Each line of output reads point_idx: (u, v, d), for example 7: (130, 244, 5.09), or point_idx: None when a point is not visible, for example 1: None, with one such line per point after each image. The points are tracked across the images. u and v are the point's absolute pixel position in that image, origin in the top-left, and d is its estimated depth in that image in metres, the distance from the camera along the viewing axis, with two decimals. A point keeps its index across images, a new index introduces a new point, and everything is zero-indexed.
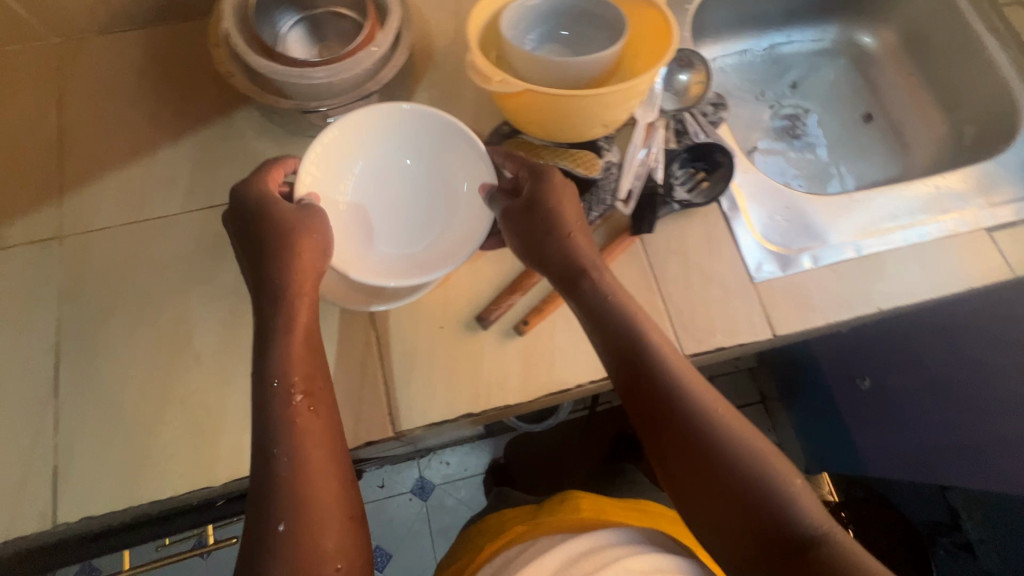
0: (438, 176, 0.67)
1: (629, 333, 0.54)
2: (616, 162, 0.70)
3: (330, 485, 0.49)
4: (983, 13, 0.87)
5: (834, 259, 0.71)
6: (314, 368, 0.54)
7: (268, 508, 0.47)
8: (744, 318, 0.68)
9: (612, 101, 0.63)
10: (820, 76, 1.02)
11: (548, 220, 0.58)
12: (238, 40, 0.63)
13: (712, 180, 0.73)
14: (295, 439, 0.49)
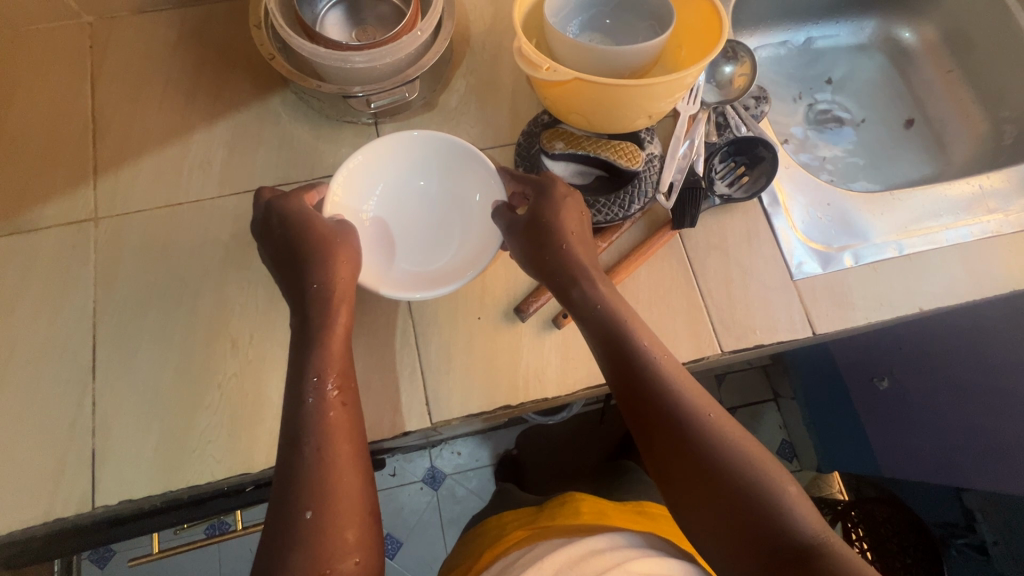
0: (453, 197, 0.64)
1: (633, 342, 0.54)
2: (658, 154, 0.69)
3: (356, 478, 0.48)
4: None
5: (876, 258, 0.70)
6: (347, 368, 0.53)
7: (296, 496, 0.46)
8: (784, 315, 0.67)
9: (658, 94, 0.60)
10: (858, 72, 1.01)
11: (551, 227, 0.57)
12: (280, 20, 0.61)
13: (753, 175, 0.72)
14: (323, 430, 0.49)
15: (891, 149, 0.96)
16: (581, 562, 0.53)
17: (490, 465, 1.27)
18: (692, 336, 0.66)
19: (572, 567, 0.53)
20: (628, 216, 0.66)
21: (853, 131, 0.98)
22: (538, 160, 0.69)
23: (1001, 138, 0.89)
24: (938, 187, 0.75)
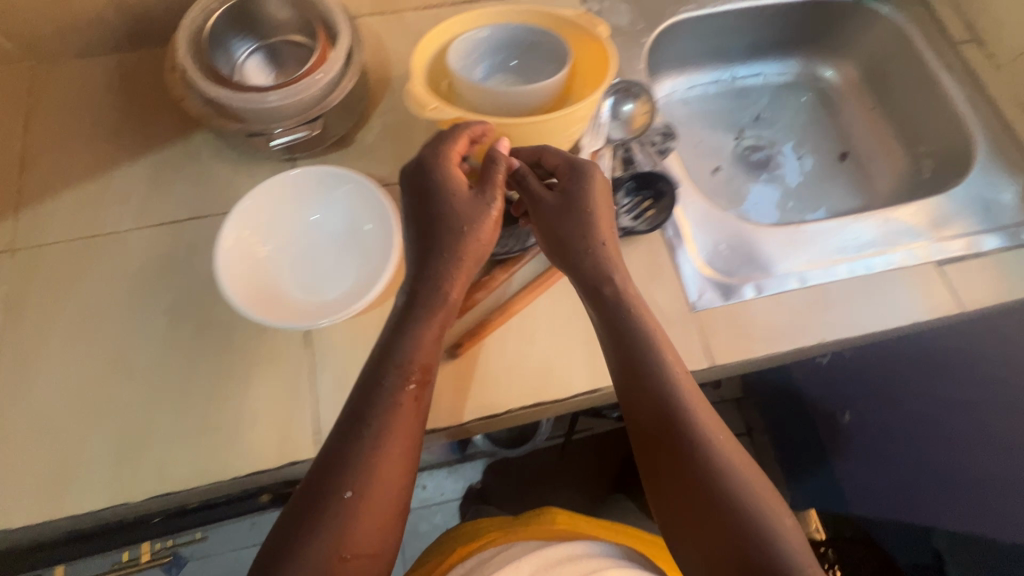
0: (344, 227, 0.65)
1: (647, 340, 0.56)
2: None
3: (396, 478, 0.50)
4: (939, 51, 0.89)
5: (778, 289, 0.70)
6: (433, 361, 0.55)
7: (332, 479, 0.49)
8: (682, 345, 0.67)
9: (558, 129, 0.66)
10: (784, 112, 1.02)
11: (581, 228, 0.60)
12: (191, 69, 0.64)
13: (658, 208, 0.73)
14: (390, 419, 0.51)
15: (816, 185, 0.97)
16: (558, 566, 0.56)
17: (455, 499, 1.26)
18: (588, 365, 0.66)
19: (550, 569, 0.56)
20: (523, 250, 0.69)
21: (781, 167, 0.99)
22: None
23: (921, 171, 0.91)
24: (843, 220, 0.77)
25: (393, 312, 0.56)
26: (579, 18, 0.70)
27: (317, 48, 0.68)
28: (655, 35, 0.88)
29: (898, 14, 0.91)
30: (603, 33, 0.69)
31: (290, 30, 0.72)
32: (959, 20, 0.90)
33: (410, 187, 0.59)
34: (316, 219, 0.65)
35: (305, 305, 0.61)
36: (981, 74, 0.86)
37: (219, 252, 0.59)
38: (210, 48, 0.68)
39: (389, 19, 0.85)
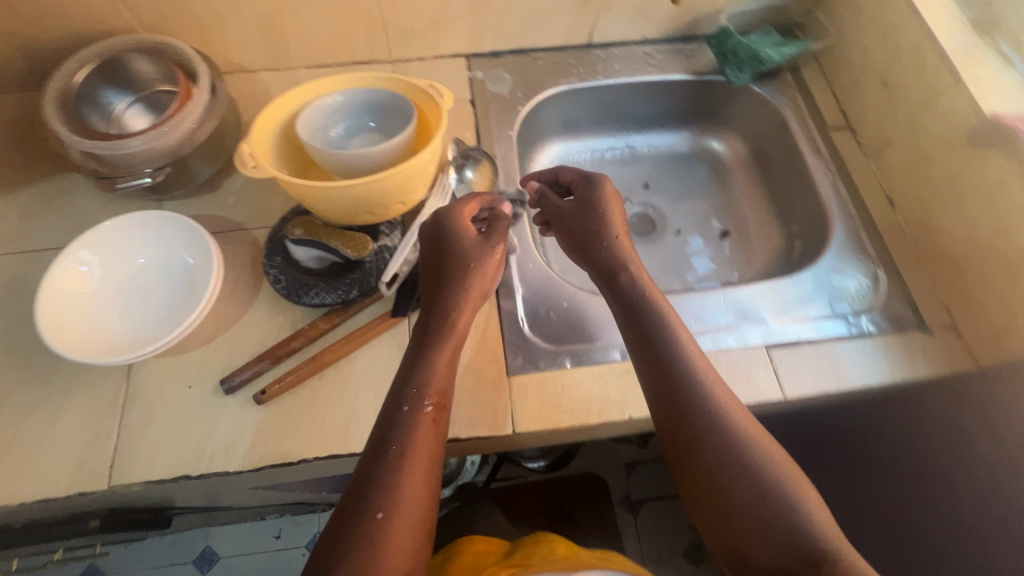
0: (171, 267, 0.69)
1: (666, 339, 0.60)
2: (391, 246, 0.73)
3: (425, 463, 0.54)
4: (811, 136, 0.91)
5: (596, 361, 0.72)
6: (445, 380, 0.59)
7: (389, 485, 0.51)
8: (490, 410, 0.68)
9: (402, 182, 0.69)
10: (672, 183, 1.04)
11: (598, 221, 0.69)
12: (61, 130, 0.69)
13: None
14: (409, 431, 0.55)
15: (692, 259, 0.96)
16: None
17: None
18: None
19: None
20: (347, 303, 0.70)
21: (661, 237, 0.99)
22: (280, 242, 0.73)
23: (793, 250, 0.92)
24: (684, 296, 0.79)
25: (415, 337, 0.62)
26: (422, 85, 0.76)
27: (180, 87, 0.74)
28: (534, 104, 0.93)
29: (776, 97, 0.94)
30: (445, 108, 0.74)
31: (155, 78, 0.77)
32: (834, 107, 0.92)
33: (432, 248, 0.67)
34: (143, 261, 0.69)
35: (135, 341, 0.64)
36: (850, 160, 0.88)
37: (42, 303, 0.61)
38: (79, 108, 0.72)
39: (282, 74, 0.91)
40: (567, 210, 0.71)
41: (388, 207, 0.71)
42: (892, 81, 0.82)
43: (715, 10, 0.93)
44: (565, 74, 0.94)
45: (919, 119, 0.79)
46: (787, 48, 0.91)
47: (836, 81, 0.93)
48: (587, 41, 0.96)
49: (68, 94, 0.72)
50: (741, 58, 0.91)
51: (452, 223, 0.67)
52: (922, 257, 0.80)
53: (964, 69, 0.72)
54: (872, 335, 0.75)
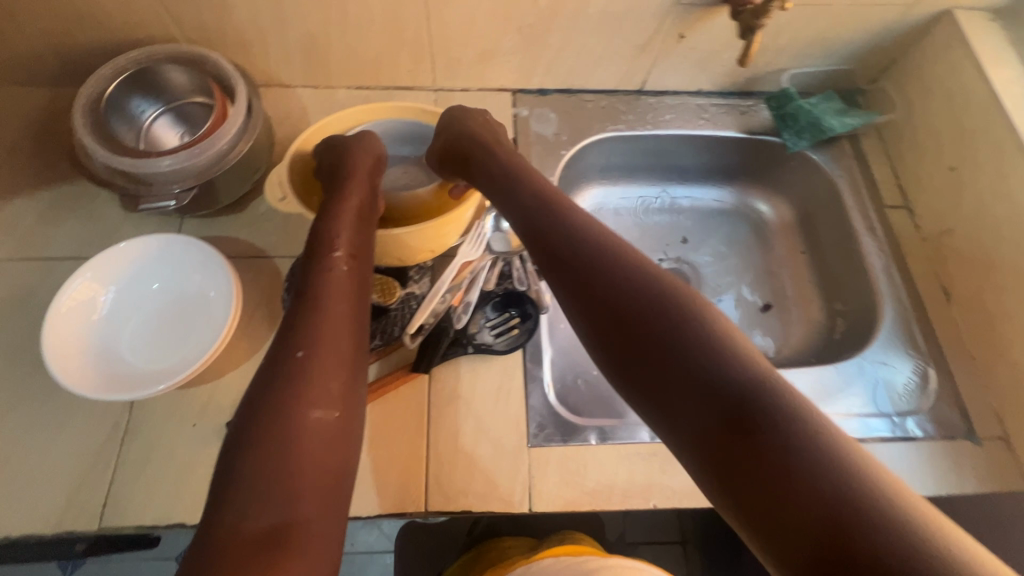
0: (188, 295, 0.66)
1: (593, 267, 0.48)
2: (419, 294, 0.70)
3: (342, 350, 0.52)
4: (865, 212, 0.86)
5: (623, 439, 0.67)
6: (333, 308, 0.54)
7: (298, 384, 0.49)
8: (506, 483, 0.64)
9: (436, 233, 0.66)
10: (710, 242, 0.99)
11: (477, 141, 0.66)
12: (89, 142, 0.66)
13: (522, 329, 0.72)
14: (285, 366, 0.49)
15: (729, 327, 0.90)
16: None
17: None
18: (401, 486, 0.63)
19: None
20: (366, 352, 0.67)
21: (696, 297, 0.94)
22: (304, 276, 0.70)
23: (834, 329, 0.87)
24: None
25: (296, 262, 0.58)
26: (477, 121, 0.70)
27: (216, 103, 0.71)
28: (578, 149, 0.89)
29: (831, 166, 0.89)
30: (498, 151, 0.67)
31: (191, 91, 0.75)
32: (892, 184, 0.88)
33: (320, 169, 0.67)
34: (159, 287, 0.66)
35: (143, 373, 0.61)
36: (904, 244, 0.83)
37: (48, 327, 0.58)
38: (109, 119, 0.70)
39: (321, 93, 0.88)
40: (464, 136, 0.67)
41: (418, 255, 0.68)
42: (961, 167, 0.78)
43: (777, 69, 0.89)
44: (614, 120, 0.91)
45: (990, 213, 0.74)
46: (850, 118, 0.87)
47: (896, 156, 0.88)
48: (640, 87, 0.91)
49: (98, 102, 0.69)
50: (801, 125, 0.88)
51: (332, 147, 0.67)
52: (976, 358, 0.75)
53: None
54: (918, 439, 0.70)
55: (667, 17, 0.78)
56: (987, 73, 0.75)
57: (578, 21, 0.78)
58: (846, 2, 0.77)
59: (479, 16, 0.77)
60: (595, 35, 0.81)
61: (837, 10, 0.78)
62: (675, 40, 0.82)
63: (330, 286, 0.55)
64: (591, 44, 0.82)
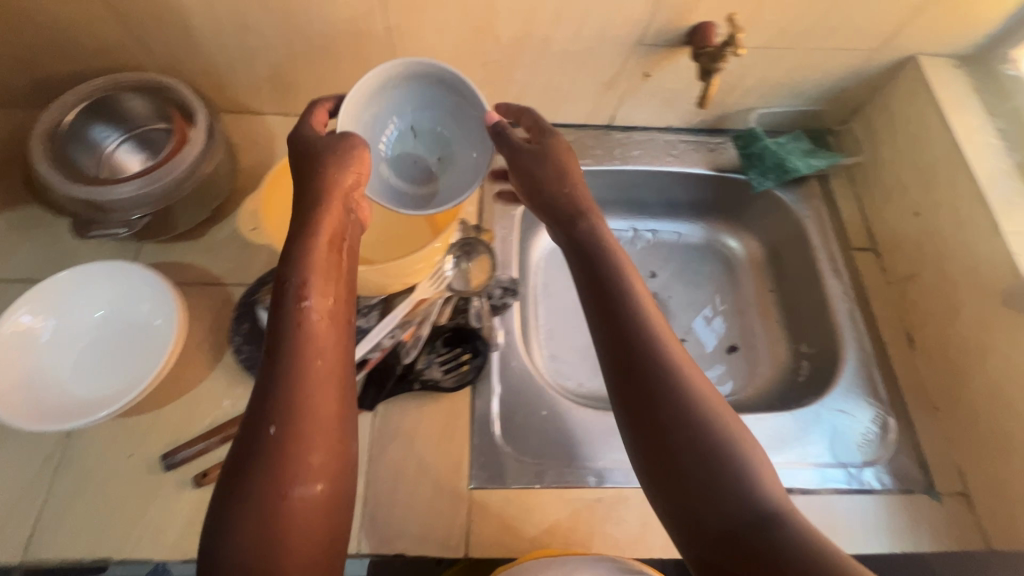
0: (132, 322, 0.66)
1: (636, 327, 0.53)
2: (366, 328, 0.70)
3: (325, 414, 0.48)
4: (831, 254, 0.85)
5: (569, 482, 0.66)
6: (293, 371, 0.48)
7: (279, 463, 0.45)
8: (444, 526, 0.62)
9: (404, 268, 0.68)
10: (677, 280, 0.97)
11: (557, 171, 0.63)
12: (49, 172, 0.66)
13: (472, 366, 0.71)
14: (260, 448, 0.45)
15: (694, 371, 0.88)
16: None
17: None
18: None
19: None
20: None
21: None
22: (256, 307, 0.70)
23: (799, 372, 0.85)
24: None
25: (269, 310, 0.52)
26: None
27: (176, 128, 0.72)
28: None
29: (800, 206, 0.89)
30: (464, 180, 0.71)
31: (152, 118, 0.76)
32: (860, 226, 0.87)
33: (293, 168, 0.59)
34: (103, 314, 0.66)
35: (85, 403, 0.60)
36: (869, 288, 0.82)
37: None
38: (69, 148, 0.70)
39: (291, 121, 0.89)
40: (516, 146, 0.63)
41: (383, 287, 0.70)
42: (924, 214, 0.77)
43: (745, 108, 0.89)
44: (582, 154, 0.91)
45: (951, 260, 0.73)
46: (815, 159, 0.86)
47: (864, 198, 0.87)
48: (609, 122, 0.91)
49: (58, 132, 0.70)
50: (767, 164, 0.87)
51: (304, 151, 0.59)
52: (939, 409, 0.73)
53: (1006, 220, 0.67)
54: (876, 491, 0.68)
55: (631, 57, 0.78)
56: (948, 121, 0.74)
57: (542, 59, 0.79)
58: (810, 47, 0.77)
59: (444, 52, 0.77)
60: (561, 72, 0.81)
61: (802, 54, 0.79)
62: (640, 78, 0.82)
63: (307, 345, 0.50)
64: (556, 80, 0.83)
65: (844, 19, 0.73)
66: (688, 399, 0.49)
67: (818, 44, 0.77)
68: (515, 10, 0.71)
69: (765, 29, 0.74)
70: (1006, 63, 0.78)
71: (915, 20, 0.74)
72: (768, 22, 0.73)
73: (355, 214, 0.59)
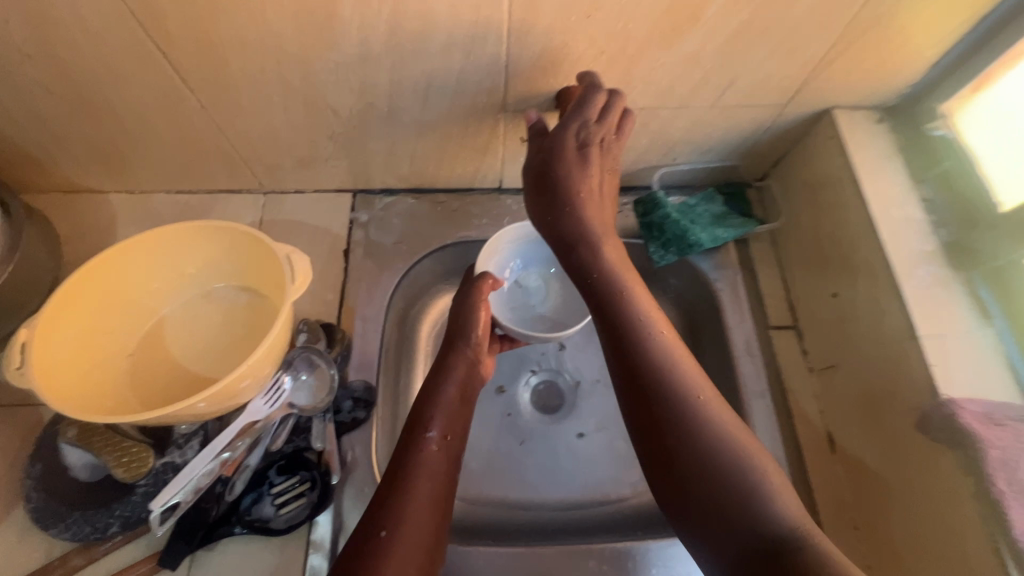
0: None
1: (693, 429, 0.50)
2: (181, 463, 0.60)
3: (425, 534, 0.51)
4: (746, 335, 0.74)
5: None
6: (436, 500, 0.54)
7: (376, 569, 0.47)
8: None
9: (228, 393, 0.57)
10: (589, 357, 0.85)
11: (560, 186, 0.62)
12: None
13: (309, 500, 0.61)
14: (372, 557, 0.48)
15: (591, 472, 0.77)
16: None
17: None
18: None
19: None
20: (104, 538, 0.57)
21: (560, 428, 0.80)
22: (53, 442, 0.60)
23: None
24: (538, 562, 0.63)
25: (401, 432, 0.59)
26: (279, 254, 0.62)
27: None
28: (418, 260, 0.78)
29: (714, 274, 0.76)
30: (296, 295, 0.60)
31: None
32: (781, 298, 0.75)
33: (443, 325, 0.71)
34: None
35: None
36: (788, 374, 0.70)
37: None
38: None
39: (136, 199, 0.79)
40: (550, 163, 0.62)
41: (207, 416, 0.59)
42: (841, 296, 0.66)
43: (648, 167, 0.77)
44: (465, 225, 0.80)
45: (870, 357, 0.62)
46: (722, 229, 0.74)
47: (787, 265, 0.76)
48: (498, 185, 0.80)
49: None
50: (668, 236, 0.74)
51: (469, 300, 0.69)
52: (859, 533, 0.60)
53: (923, 323, 0.57)
54: None
55: (499, 122, 0.68)
56: (865, 193, 0.64)
57: (398, 129, 0.68)
58: (703, 105, 0.66)
59: (281, 127, 0.67)
60: (424, 141, 0.71)
61: (698, 112, 0.67)
62: (518, 142, 0.72)
63: (422, 470, 0.55)
64: (422, 148, 0.72)
65: (738, 77, 0.62)
66: (700, 433, 0.49)
67: (714, 102, 0.66)
68: (346, 82, 0.61)
69: (646, 90, 0.63)
70: (933, 122, 0.65)
71: (823, 71, 0.62)
72: (647, 82, 0.62)
73: (476, 359, 0.67)
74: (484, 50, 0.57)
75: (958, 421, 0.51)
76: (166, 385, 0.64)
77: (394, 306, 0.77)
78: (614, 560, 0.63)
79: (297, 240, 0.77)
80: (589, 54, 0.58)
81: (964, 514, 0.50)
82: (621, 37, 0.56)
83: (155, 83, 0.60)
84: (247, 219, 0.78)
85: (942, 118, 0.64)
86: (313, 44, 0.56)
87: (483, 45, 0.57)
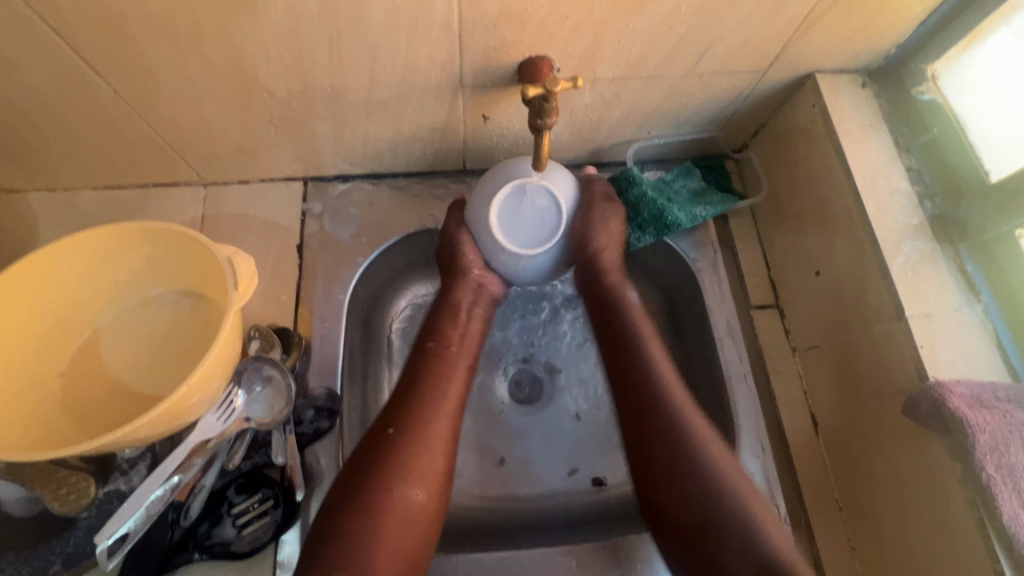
0: None
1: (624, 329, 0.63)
2: (125, 491, 0.55)
3: (441, 437, 0.56)
4: None
5: None
6: (454, 401, 0.59)
7: (388, 462, 0.53)
8: None
9: (171, 414, 0.51)
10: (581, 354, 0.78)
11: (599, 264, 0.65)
12: None
13: (270, 520, 0.57)
14: (383, 450, 0.54)
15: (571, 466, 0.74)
16: None
17: None
18: None
19: None
20: None
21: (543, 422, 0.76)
22: None
23: None
24: (523, 566, 0.60)
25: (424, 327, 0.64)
26: (220, 256, 0.55)
27: None
28: (380, 253, 0.73)
29: (693, 253, 0.72)
30: (239, 299, 0.54)
31: None
32: (762, 277, 0.72)
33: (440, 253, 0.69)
34: None
35: None
36: (771, 357, 0.68)
37: None
38: None
39: (59, 197, 0.71)
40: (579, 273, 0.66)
41: (146, 441, 0.52)
42: (825, 274, 0.64)
43: (622, 140, 0.72)
44: (427, 212, 0.74)
45: (855, 336, 0.60)
46: (702, 207, 0.70)
47: (768, 241, 0.72)
48: (462, 165, 0.74)
49: None
50: (645, 217, 0.69)
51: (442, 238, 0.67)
52: (843, 513, 0.60)
53: (909, 301, 0.55)
54: None
55: (457, 100, 0.62)
56: (850, 165, 0.61)
57: (345, 110, 0.62)
58: (677, 75, 0.61)
59: (211, 113, 0.60)
60: (376, 123, 0.64)
61: (672, 82, 0.62)
62: (480, 120, 0.65)
63: (434, 379, 0.59)
64: (375, 131, 0.66)
65: (716, 41, 0.57)
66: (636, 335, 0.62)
67: (689, 71, 0.61)
68: (279, 60, 0.54)
69: (616, 59, 0.58)
70: (920, 85, 0.62)
71: (805, 34, 0.58)
72: (616, 51, 0.57)
73: (481, 285, 0.66)
74: (432, 20, 0.51)
75: (945, 406, 0.49)
76: (107, 407, 0.58)
77: (357, 303, 0.72)
78: (600, 555, 0.61)
79: (245, 237, 0.70)
80: (551, 22, 0.52)
81: (952, 497, 0.50)
82: (586, 0, 0.50)
83: (55, 68, 0.52)
84: (187, 214, 0.71)
85: (928, 81, 0.62)
86: (233, 19, 0.49)
87: (431, 13, 0.50)
